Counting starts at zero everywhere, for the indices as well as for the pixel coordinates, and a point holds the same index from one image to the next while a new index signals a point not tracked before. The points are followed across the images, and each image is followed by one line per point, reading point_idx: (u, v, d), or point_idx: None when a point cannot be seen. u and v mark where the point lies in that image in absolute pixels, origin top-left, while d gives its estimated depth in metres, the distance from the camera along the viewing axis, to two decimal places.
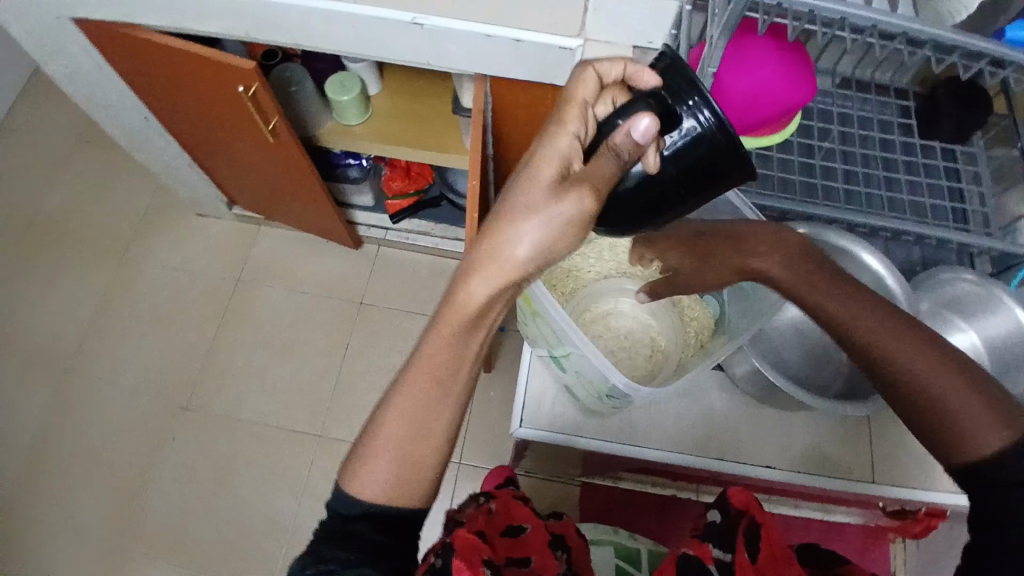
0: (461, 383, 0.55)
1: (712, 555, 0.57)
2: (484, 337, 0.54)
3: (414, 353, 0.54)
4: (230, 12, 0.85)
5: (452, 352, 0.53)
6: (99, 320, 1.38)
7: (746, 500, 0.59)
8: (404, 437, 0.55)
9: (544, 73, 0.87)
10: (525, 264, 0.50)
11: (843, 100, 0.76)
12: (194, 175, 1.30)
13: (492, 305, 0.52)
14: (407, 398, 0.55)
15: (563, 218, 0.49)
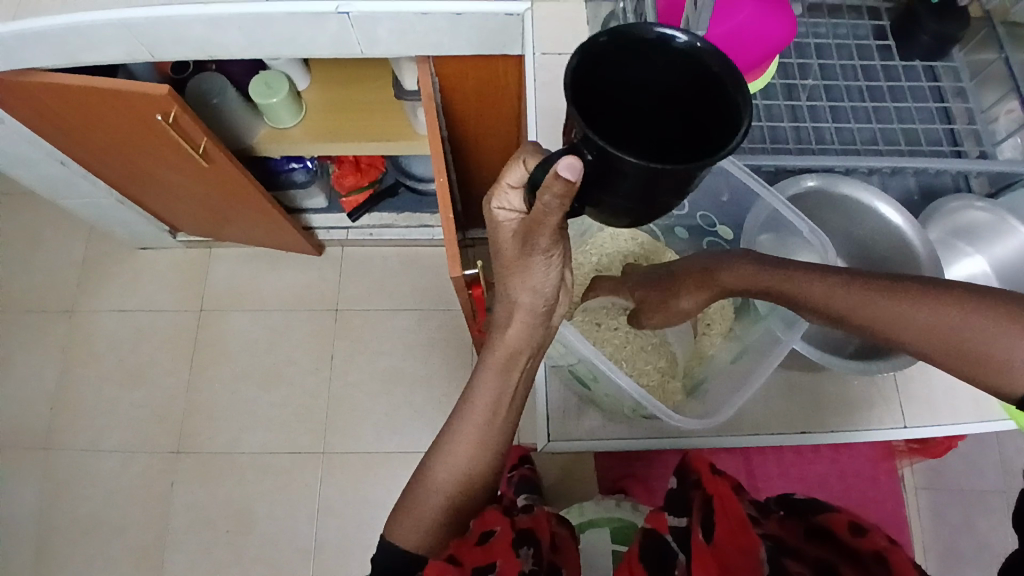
0: (498, 431, 0.50)
1: (668, 523, 0.50)
2: (522, 382, 0.51)
3: (452, 414, 0.51)
4: (119, 33, 0.74)
5: (488, 407, 0.49)
6: (64, 382, 1.29)
7: (702, 465, 0.52)
8: (441, 496, 0.50)
9: (492, 46, 0.79)
10: (536, 310, 0.47)
11: (817, 30, 0.71)
12: (127, 212, 1.19)
13: (525, 348, 0.49)
14: (439, 452, 0.50)
15: (541, 260, 0.45)
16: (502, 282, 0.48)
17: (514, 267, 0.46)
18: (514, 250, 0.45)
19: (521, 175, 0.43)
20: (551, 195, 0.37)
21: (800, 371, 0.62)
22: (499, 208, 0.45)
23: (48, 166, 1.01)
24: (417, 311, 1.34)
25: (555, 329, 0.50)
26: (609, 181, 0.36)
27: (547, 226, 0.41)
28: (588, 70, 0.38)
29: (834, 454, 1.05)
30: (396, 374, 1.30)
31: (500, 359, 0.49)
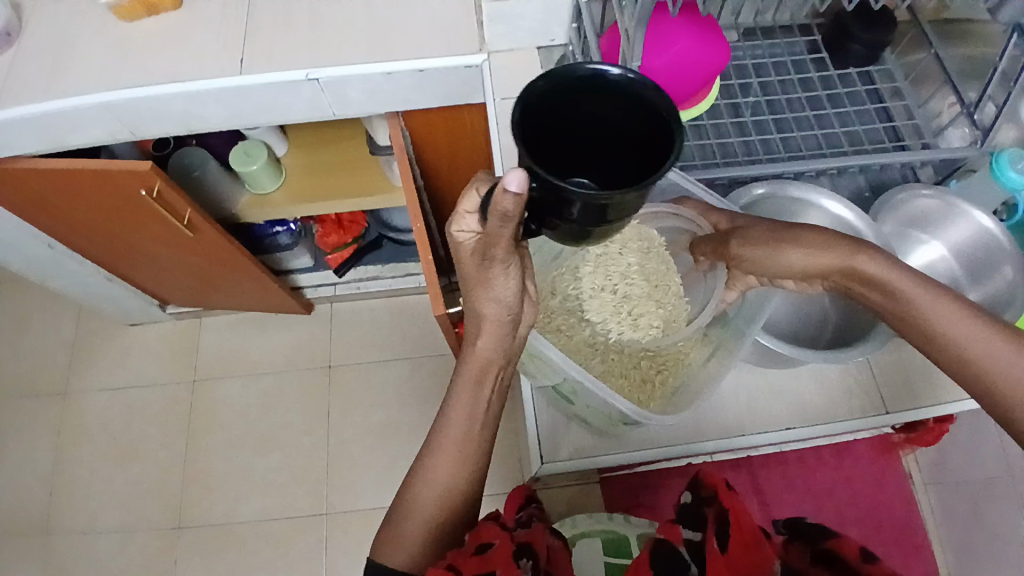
0: (476, 444, 0.53)
1: (682, 536, 0.48)
2: (494, 395, 0.54)
3: (432, 430, 0.53)
4: (101, 114, 0.78)
5: (464, 422, 0.52)
6: (59, 465, 1.28)
7: (716, 479, 0.49)
8: (429, 511, 0.52)
9: (456, 95, 0.83)
10: (502, 322, 0.50)
11: (754, 51, 0.77)
12: (116, 288, 1.21)
13: (496, 359, 0.52)
14: (424, 469, 0.52)
15: (500, 273, 0.47)
16: (469, 298, 0.50)
17: (477, 283, 0.48)
18: (475, 266, 0.47)
19: (475, 203, 0.44)
20: (497, 217, 0.40)
21: (778, 371, 0.64)
22: (457, 229, 0.46)
23: (36, 249, 1.03)
24: (408, 360, 1.35)
25: (525, 339, 0.53)
26: (551, 204, 0.39)
27: (502, 240, 0.43)
28: (541, 99, 0.41)
29: (836, 460, 1.08)
30: (393, 425, 1.30)
31: (475, 373, 0.52)
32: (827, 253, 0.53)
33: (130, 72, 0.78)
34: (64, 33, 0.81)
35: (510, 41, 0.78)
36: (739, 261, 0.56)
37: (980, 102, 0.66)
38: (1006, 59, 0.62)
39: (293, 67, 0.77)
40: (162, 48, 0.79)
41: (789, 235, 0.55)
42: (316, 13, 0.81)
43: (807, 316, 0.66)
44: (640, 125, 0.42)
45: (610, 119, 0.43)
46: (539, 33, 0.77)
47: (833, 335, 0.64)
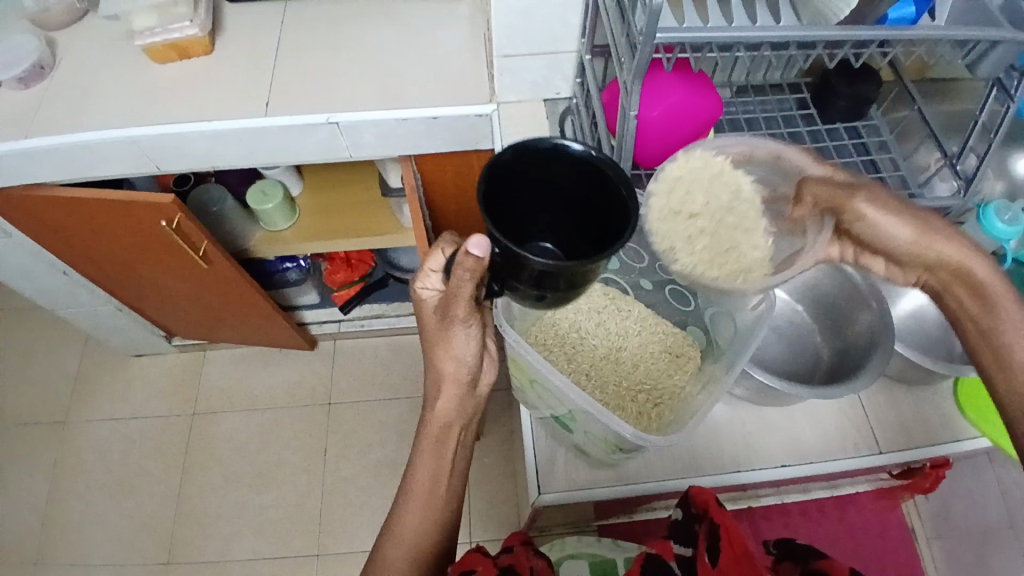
0: (445, 496, 0.52)
1: (674, 551, 0.49)
2: (460, 453, 0.54)
3: (401, 478, 0.52)
4: (127, 149, 0.83)
5: (432, 475, 0.52)
6: (52, 496, 1.27)
7: (707, 497, 0.50)
8: (412, 552, 0.49)
9: (464, 141, 0.88)
10: (463, 378, 0.53)
11: (746, 107, 0.82)
12: (125, 319, 1.23)
13: (462, 413, 0.54)
14: (398, 520, 0.51)
15: (459, 339, 0.51)
16: (431, 353, 0.53)
17: (437, 339, 0.51)
18: (436, 324, 0.51)
19: (440, 262, 0.50)
20: (464, 271, 0.44)
21: (772, 408, 0.65)
22: (426, 287, 0.51)
23: (51, 277, 1.06)
24: (409, 400, 1.36)
25: (483, 400, 0.56)
26: (512, 267, 0.43)
27: (463, 298, 0.47)
28: (511, 167, 0.46)
29: (840, 511, 1.05)
30: (391, 465, 1.29)
31: (438, 426, 0.53)
32: (943, 246, 0.46)
33: (158, 111, 0.83)
34: (98, 73, 0.87)
35: (517, 92, 0.84)
36: (854, 220, 0.48)
37: (963, 153, 0.67)
38: (988, 111, 0.62)
39: (313, 111, 0.82)
40: (189, 89, 0.85)
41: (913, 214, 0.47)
42: (335, 63, 0.87)
43: (801, 354, 0.68)
44: (602, 195, 0.47)
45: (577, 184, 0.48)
46: (544, 88, 0.84)
47: (827, 371, 0.66)
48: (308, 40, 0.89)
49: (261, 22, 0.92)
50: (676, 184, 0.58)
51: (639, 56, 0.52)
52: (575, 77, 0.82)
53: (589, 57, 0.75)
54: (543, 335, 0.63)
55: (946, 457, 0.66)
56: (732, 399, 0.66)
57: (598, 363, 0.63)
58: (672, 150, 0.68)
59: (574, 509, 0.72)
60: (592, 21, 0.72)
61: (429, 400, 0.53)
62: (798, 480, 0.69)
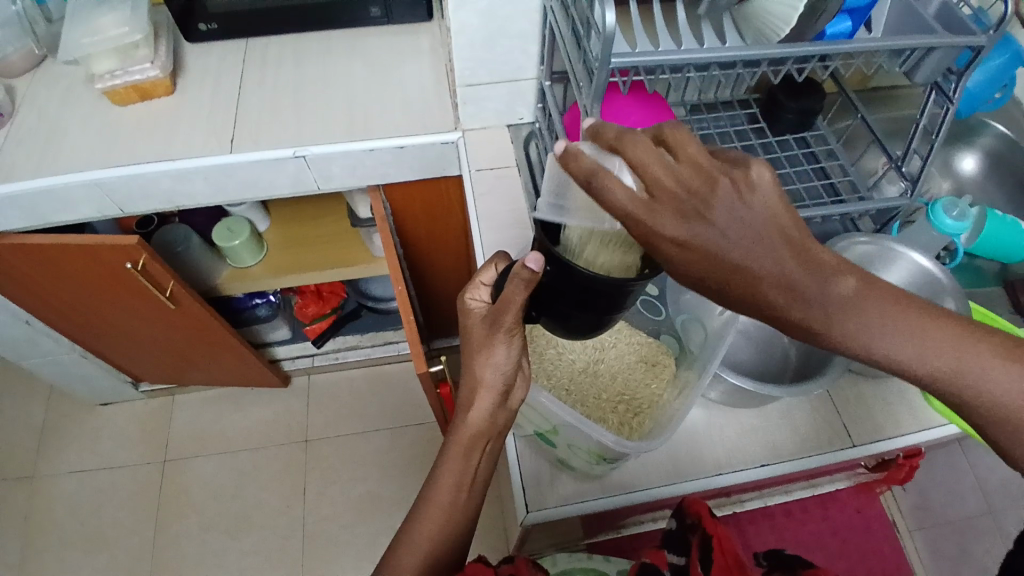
0: (464, 509, 0.50)
1: (667, 560, 0.49)
2: (484, 465, 0.52)
3: (420, 494, 0.51)
4: (90, 192, 0.82)
5: (454, 486, 0.50)
6: (18, 557, 1.20)
7: (700, 506, 0.51)
8: (424, 563, 0.48)
9: (432, 168, 0.89)
10: (498, 389, 0.50)
11: (700, 123, 0.84)
12: (89, 366, 1.19)
13: (493, 428, 0.51)
14: (409, 536, 0.49)
15: (503, 353, 0.50)
16: (467, 363, 0.51)
17: (478, 348, 0.50)
18: (481, 333, 0.50)
19: (492, 276, 0.55)
20: (519, 282, 0.46)
21: (747, 410, 0.67)
22: (477, 297, 0.53)
23: (13, 327, 1.03)
24: (388, 430, 1.34)
25: (514, 414, 0.53)
26: (563, 284, 0.47)
27: (513, 305, 0.47)
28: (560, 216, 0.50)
29: (823, 510, 1.08)
30: (375, 499, 1.27)
31: (468, 440, 0.51)
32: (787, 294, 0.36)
33: (123, 152, 0.82)
34: (59, 118, 0.86)
35: (481, 120, 0.86)
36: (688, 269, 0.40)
37: (906, 156, 0.70)
38: (927, 115, 0.66)
39: (280, 145, 0.82)
40: (154, 130, 0.84)
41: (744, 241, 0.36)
42: (300, 98, 0.88)
43: (768, 356, 0.70)
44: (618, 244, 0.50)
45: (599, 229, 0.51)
46: (507, 114, 0.87)
47: (795, 371, 0.69)
48: (271, 77, 0.90)
49: (223, 62, 0.92)
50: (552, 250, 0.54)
51: (596, 79, 0.54)
52: (536, 103, 0.85)
53: (548, 83, 0.78)
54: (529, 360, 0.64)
55: (917, 446, 0.69)
56: (708, 404, 0.67)
57: (581, 378, 0.64)
58: None
59: (565, 527, 0.72)
60: (550, 49, 0.75)
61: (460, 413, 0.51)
62: (778, 479, 0.70)
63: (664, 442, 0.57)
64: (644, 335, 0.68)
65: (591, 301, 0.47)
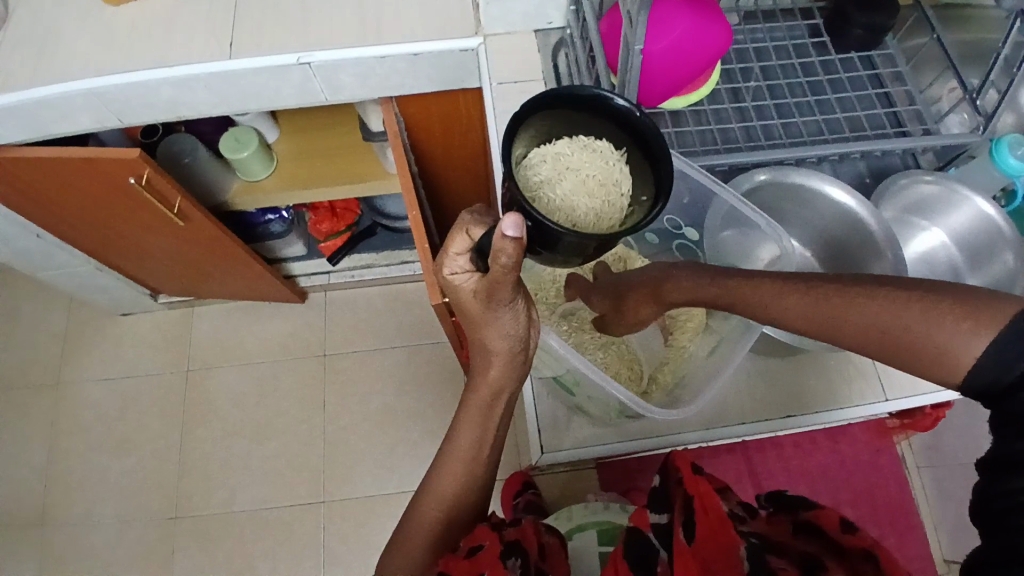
0: (485, 460, 0.49)
1: (650, 521, 0.50)
2: (503, 419, 0.50)
3: (439, 448, 0.49)
4: (86, 102, 0.76)
5: (474, 443, 0.48)
6: (56, 455, 1.27)
7: (683, 463, 0.50)
8: (445, 512, 0.48)
9: (450, 80, 0.82)
10: (514, 353, 0.46)
11: (753, 34, 0.74)
12: (106, 278, 1.19)
13: (512, 383, 0.48)
14: (431, 489, 0.49)
15: (507, 319, 0.45)
16: (474, 331, 0.47)
17: (481, 321, 0.45)
18: (478, 307, 0.45)
19: (466, 244, 0.43)
20: (506, 255, 0.38)
21: (777, 358, 0.63)
22: (458, 268, 0.44)
23: (24, 240, 1.01)
24: (405, 348, 1.35)
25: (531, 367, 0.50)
26: (547, 240, 0.40)
27: (507, 278, 0.41)
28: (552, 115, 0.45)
29: (832, 443, 1.11)
30: (391, 414, 1.29)
31: (486, 398, 0.48)
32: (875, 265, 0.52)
33: (116, 57, 0.75)
34: (47, 18, 0.78)
35: (505, 25, 0.77)
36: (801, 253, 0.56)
37: (983, 87, 0.63)
38: (1011, 42, 0.60)
39: (284, 51, 0.74)
40: (147, 31, 0.77)
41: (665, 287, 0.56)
42: None
43: None
44: (619, 146, 0.45)
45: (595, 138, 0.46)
46: (535, 18, 0.77)
47: None
48: None
49: None
50: (521, 150, 0.46)
51: None
52: (568, 6, 0.75)
53: None
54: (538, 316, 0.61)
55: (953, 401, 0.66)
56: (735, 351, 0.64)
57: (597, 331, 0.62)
58: (678, 86, 0.62)
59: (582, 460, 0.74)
60: None
61: (480, 373, 0.48)
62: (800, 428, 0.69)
63: (686, 409, 0.54)
64: None
65: (575, 252, 0.40)
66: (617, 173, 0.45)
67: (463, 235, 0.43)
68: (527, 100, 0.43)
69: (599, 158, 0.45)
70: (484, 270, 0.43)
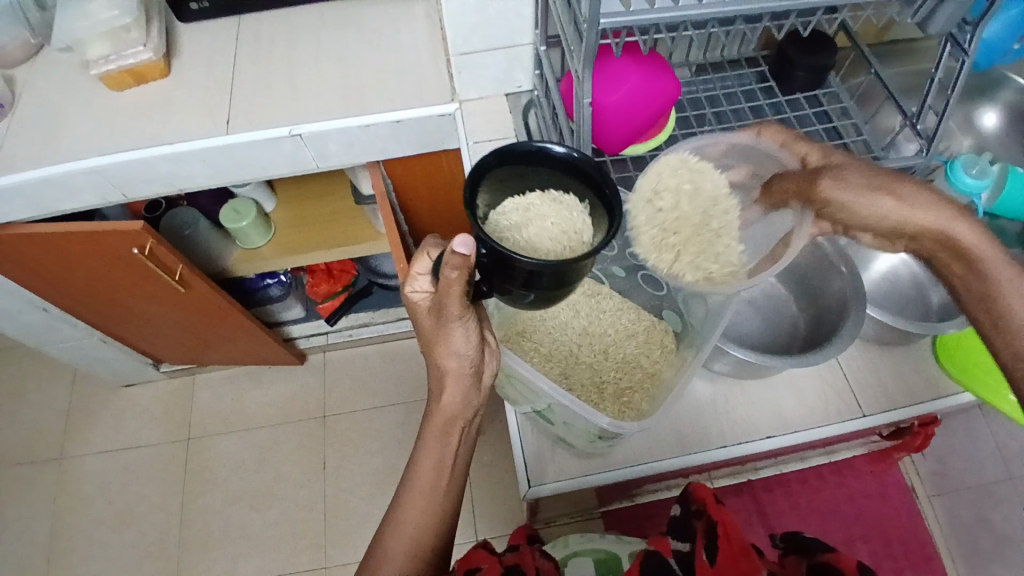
0: (447, 489, 0.51)
1: (671, 547, 0.50)
2: (463, 446, 0.52)
3: (402, 475, 0.51)
4: (91, 179, 0.82)
5: (436, 469, 0.50)
6: (53, 534, 1.26)
7: (705, 493, 0.50)
8: (424, 548, 0.49)
9: (431, 142, 0.88)
10: (467, 373, 0.50)
11: (706, 84, 0.81)
12: (109, 349, 1.22)
13: (468, 406, 0.51)
14: (398, 519, 0.49)
15: (456, 341, 0.48)
16: (431, 350, 0.50)
17: (435, 339, 0.49)
18: (432, 324, 0.49)
19: (428, 265, 0.49)
20: (451, 270, 0.43)
21: (753, 381, 0.65)
22: (418, 286, 0.49)
23: (30, 314, 1.05)
24: (403, 405, 1.36)
25: (488, 392, 0.53)
26: (504, 268, 0.43)
27: (455, 295, 0.45)
28: (523, 173, 0.50)
29: (839, 477, 1.09)
30: (391, 472, 1.29)
31: (442, 421, 0.51)
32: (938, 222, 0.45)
33: (120, 137, 0.82)
34: (58, 107, 0.85)
35: (479, 90, 0.84)
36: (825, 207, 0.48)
37: (921, 113, 0.66)
38: (943, 69, 0.62)
39: (275, 124, 0.81)
40: (149, 113, 0.84)
41: (915, 212, 0.45)
42: (294, 73, 0.87)
43: (778, 327, 0.68)
44: (582, 200, 0.50)
45: (561, 195, 0.51)
46: (505, 82, 0.84)
47: (804, 341, 0.66)
48: (265, 53, 0.89)
49: (216, 40, 0.90)
50: (496, 198, 0.51)
51: (585, 42, 0.53)
52: (534, 69, 0.82)
53: (544, 48, 0.76)
54: (527, 343, 0.62)
55: (935, 412, 0.67)
56: (712, 376, 0.66)
57: (590, 354, 0.63)
58: (635, 134, 0.68)
59: (575, 498, 0.75)
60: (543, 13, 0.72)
61: (436, 394, 0.50)
62: (787, 450, 0.70)
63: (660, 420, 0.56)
64: (647, 315, 0.66)
65: (529, 281, 0.43)
66: (580, 224, 0.49)
67: (420, 257, 0.48)
68: (498, 152, 0.48)
69: (568, 210, 0.50)
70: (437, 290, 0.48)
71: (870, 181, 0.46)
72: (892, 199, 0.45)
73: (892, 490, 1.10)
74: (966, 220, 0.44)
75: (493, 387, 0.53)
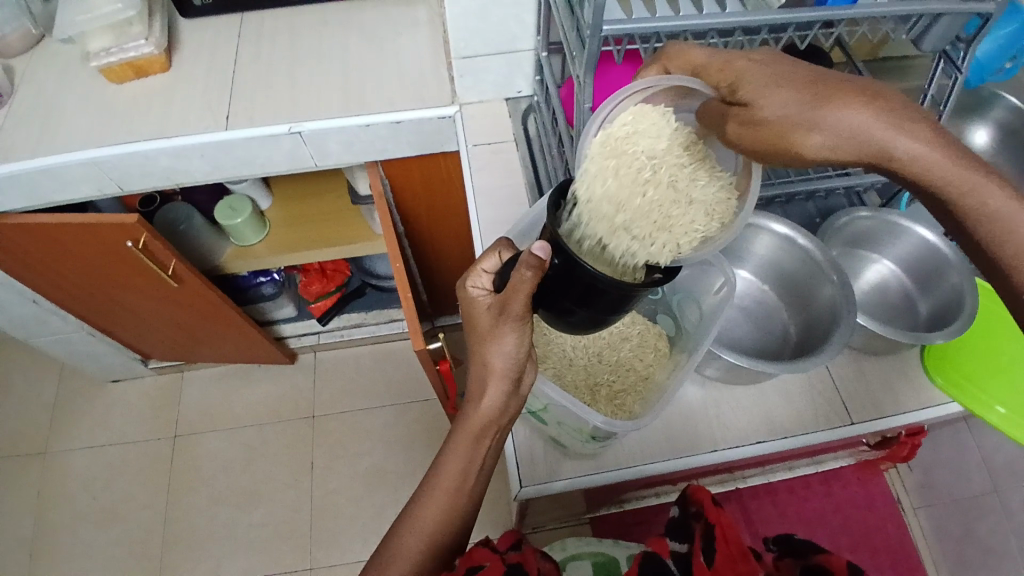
0: (468, 494, 0.51)
1: (669, 548, 0.50)
2: (489, 452, 0.52)
3: (423, 477, 0.51)
4: (87, 171, 0.82)
5: (459, 471, 0.50)
6: (34, 530, 1.24)
7: (705, 495, 0.52)
8: (428, 548, 0.49)
9: (431, 144, 0.88)
10: (510, 376, 0.50)
11: None
12: (98, 344, 1.21)
13: (504, 413, 0.51)
14: (411, 519, 0.50)
15: (509, 342, 0.49)
16: (478, 350, 0.50)
17: (486, 338, 0.49)
18: (488, 322, 0.50)
19: (495, 265, 0.53)
20: (527, 270, 0.46)
21: (744, 388, 0.66)
22: (480, 285, 0.53)
23: (21, 306, 1.04)
24: (394, 407, 1.36)
25: (523, 401, 0.52)
26: (570, 282, 0.47)
27: (522, 292, 0.47)
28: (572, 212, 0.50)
29: (825, 487, 1.10)
30: (379, 474, 1.28)
31: (475, 424, 0.50)
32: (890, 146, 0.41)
33: (119, 130, 0.82)
34: (57, 98, 0.85)
35: (479, 93, 0.85)
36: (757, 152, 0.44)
37: None
38: (935, 85, 0.64)
39: (275, 122, 0.81)
40: (149, 107, 0.84)
41: (867, 134, 0.40)
42: (296, 71, 0.87)
43: (770, 334, 0.69)
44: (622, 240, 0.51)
45: None
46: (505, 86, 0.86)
47: (795, 347, 0.67)
48: (267, 50, 0.89)
49: (219, 36, 0.91)
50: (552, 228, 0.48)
51: (587, 48, 0.53)
52: (534, 75, 0.83)
53: (545, 54, 0.77)
54: None
55: (923, 423, 0.68)
56: (704, 381, 0.67)
57: (584, 358, 0.64)
58: None
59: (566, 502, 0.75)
60: (545, 20, 0.74)
61: (474, 397, 0.50)
62: (776, 456, 0.70)
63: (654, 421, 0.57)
64: (643, 319, 0.67)
65: (585, 297, 0.48)
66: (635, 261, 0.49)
67: (489, 259, 0.53)
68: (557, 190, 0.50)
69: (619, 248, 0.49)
70: (498, 288, 0.51)
71: (801, 100, 0.41)
72: (815, 134, 0.41)
73: (878, 500, 1.11)
74: (900, 132, 0.40)
75: (527, 400, 0.53)
